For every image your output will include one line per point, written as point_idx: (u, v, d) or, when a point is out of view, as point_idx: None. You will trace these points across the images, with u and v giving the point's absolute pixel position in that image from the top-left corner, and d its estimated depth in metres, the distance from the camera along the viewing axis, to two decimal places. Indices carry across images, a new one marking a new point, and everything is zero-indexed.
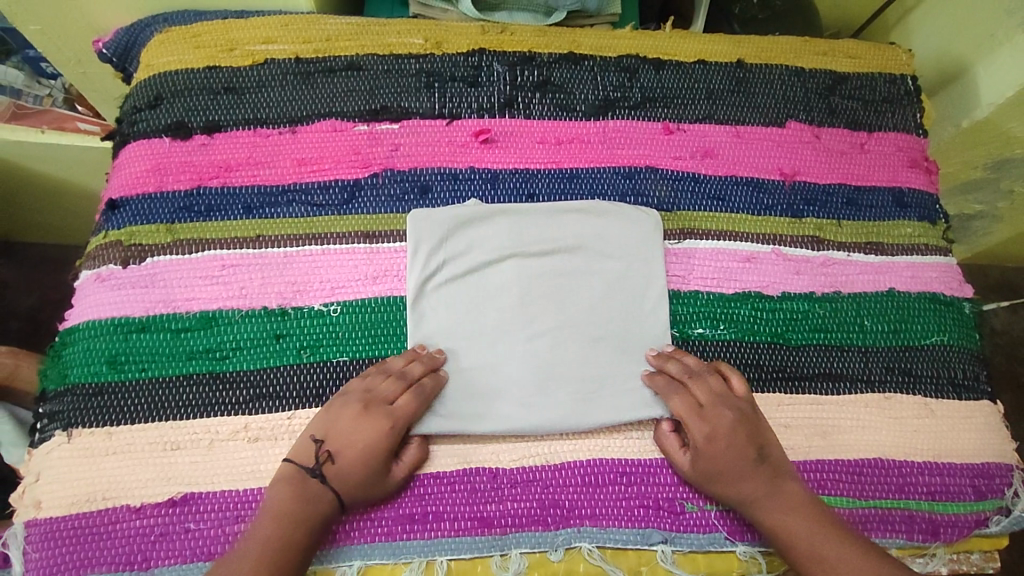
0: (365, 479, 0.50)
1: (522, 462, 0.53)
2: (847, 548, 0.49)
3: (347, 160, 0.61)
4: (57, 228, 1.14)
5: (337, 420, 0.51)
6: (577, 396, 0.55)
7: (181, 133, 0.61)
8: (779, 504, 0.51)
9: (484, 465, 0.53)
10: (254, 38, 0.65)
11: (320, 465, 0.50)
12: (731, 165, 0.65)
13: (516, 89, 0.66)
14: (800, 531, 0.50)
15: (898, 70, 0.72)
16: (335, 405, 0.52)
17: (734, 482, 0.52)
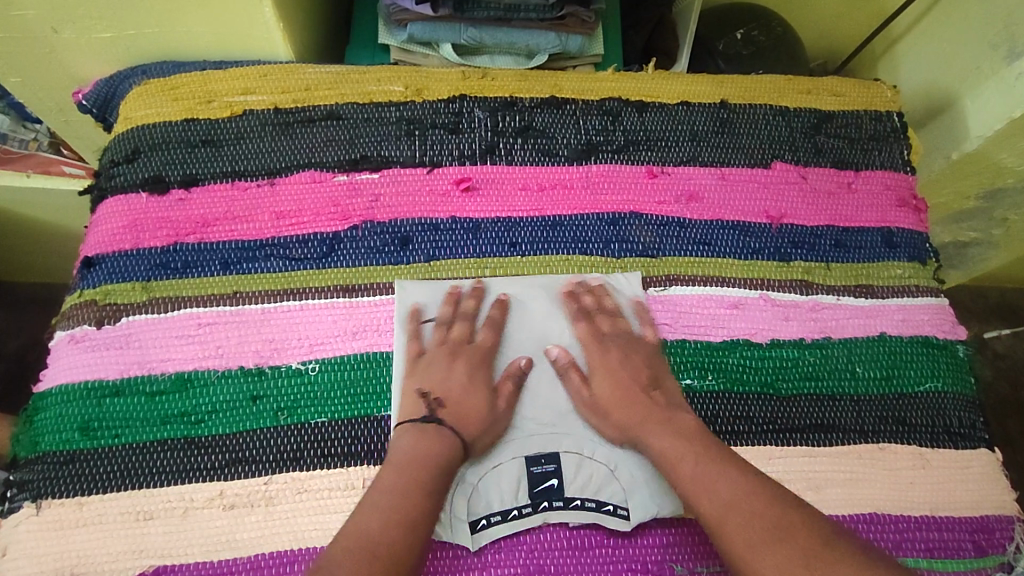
0: (478, 413, 0.53)
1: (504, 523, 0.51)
2: (730, 473, 0.48)
3: (326, 212, 0.61)
4: (44, 267, 1.13)
5: (434, 369, 0.54)
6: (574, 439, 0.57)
7: (158, 187, 0.61)
8: (664, 434, 0.51)
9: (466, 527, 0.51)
10: (233, 89, 0.64)
11: (432, 411, 0.52)
12: (717, 208, 0.65)
13: (498, 135, 0.65)
14: (679, 457, 0.50)
15: (884, 106, 0.71)
16: (420, 362, 0.55)
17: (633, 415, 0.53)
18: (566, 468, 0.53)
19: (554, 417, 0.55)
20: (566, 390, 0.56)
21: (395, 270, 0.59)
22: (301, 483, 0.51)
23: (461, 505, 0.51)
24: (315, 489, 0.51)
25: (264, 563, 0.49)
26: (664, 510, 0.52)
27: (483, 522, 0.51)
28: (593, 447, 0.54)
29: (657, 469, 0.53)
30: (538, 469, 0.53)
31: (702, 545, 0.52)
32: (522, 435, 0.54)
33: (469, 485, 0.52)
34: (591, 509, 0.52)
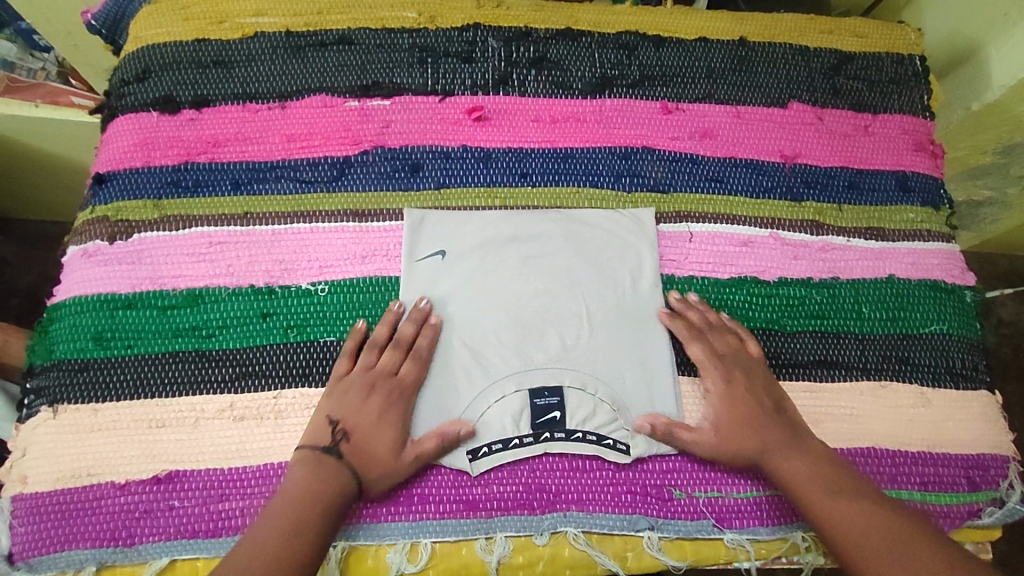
0: (377, 454, 0.50)
1: (505, 455, 0.52)
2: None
3: (337, 136, 0.60)
4: (54, 204, 1.14)
5: (350, 398, 0.51)
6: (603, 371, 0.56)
7: (169, 107, 0.60)
8: (795, 459, 0.51)
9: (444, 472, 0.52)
10: (245, 11, 0.64)
11: (335, 442, 0.49)
12: (730, 146, 0.64)
13: (511, 66, 0.64)
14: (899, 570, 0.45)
15: (907, 49, 0.69)
16: (339, 385, 0.52)
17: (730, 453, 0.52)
18: (571, 402, 0.53)
19: (560, 352, 0.54)
20: (572, 327, 0.56)
21: (405, 197, 0.59)
22: (309, 398, 0.52)
23: (461, 429, 0.52)
24: None
25: (273, 472, 0.50)
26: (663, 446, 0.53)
27: (484, 448, 0.52)
28: (596, 383, 0.54)
29: (659, 410, 0.54)
30: (541, 401, 0.53)
31: (703, 472, 0.53)
32: (526, 367, 0.54)
33: (473, 413, 0.52)
34: (592, 441, 0.53)
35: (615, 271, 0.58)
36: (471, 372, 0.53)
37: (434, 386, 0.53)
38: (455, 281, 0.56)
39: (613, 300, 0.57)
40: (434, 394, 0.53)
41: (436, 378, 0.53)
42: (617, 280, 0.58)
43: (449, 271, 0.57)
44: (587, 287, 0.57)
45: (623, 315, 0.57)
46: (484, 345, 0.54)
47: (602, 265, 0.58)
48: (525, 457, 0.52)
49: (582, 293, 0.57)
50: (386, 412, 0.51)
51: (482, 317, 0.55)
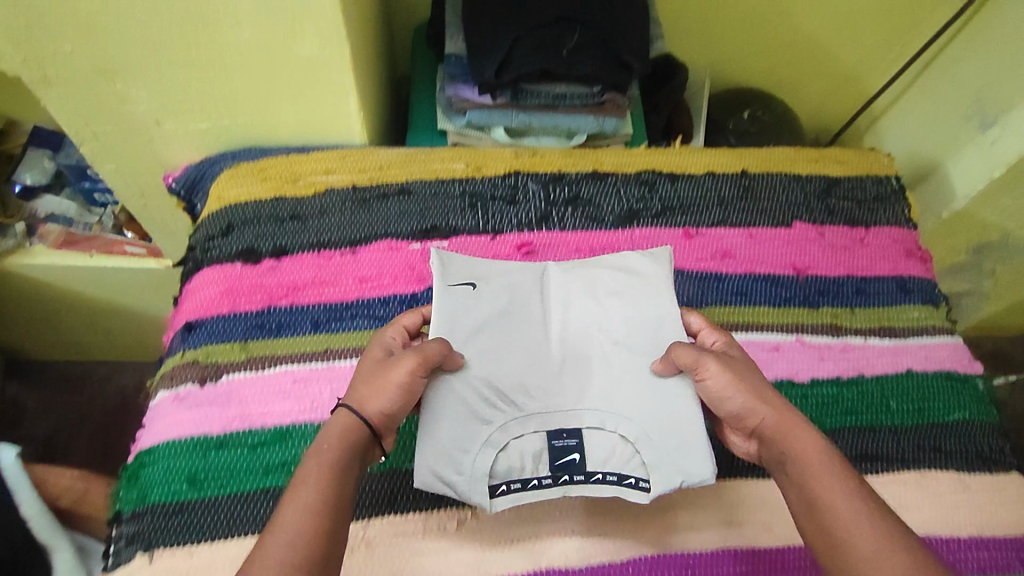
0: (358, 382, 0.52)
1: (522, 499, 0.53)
2: None
3: (404, 275, 0.68)
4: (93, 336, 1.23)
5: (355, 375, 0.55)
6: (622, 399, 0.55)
7: (251, 258, 0.67)
8: (807, 439, 0.49)
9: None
10: (316, 170, 0.72)
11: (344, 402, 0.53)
12: (748, 263, 0.72)
13: (550, 205, 0.73)
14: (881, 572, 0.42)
15: (882, 171, 0.81)
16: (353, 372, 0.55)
17: (753, 404, 0.51)
18: (588, 443, 0.54)
19: (579, 394, 0.56)
20: (589, 364, 0.57)
21: None
22: (395, 527, 0.55)
23: (482, 469, 0.52)
24: (407, 531, 0.55)
25: None
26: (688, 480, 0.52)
27: (502, 488, 0.53)
28: (616, 423, 0.54)
29: (681, 444, 0.53)
30: (559, 442, 0.54)
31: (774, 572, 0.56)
32: (544, 409, 0.55)
33: (494, 452, 0.52)
34: (613, 483, 0.53)
35: (627, 302, 0.60)
36: (489, 407, 0.54)
37: (456, 417, 0.53)
38: (479, 315, 0.57)
39: (633, 334, 0.58)
40: (454, 425, 0.53)
41: (458, 409, 0.53)
42: (633, 317, 0.59)
43: (477, 301, 0.58)
44: (606, 323, 0.59)
45: (643, 348, 0.57)
46: (503, 381, 0.55)
47: (620, 303, 0.60)
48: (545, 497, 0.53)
49: (596, 324, 0.59)
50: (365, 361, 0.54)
51: (507, 352, 0.56)
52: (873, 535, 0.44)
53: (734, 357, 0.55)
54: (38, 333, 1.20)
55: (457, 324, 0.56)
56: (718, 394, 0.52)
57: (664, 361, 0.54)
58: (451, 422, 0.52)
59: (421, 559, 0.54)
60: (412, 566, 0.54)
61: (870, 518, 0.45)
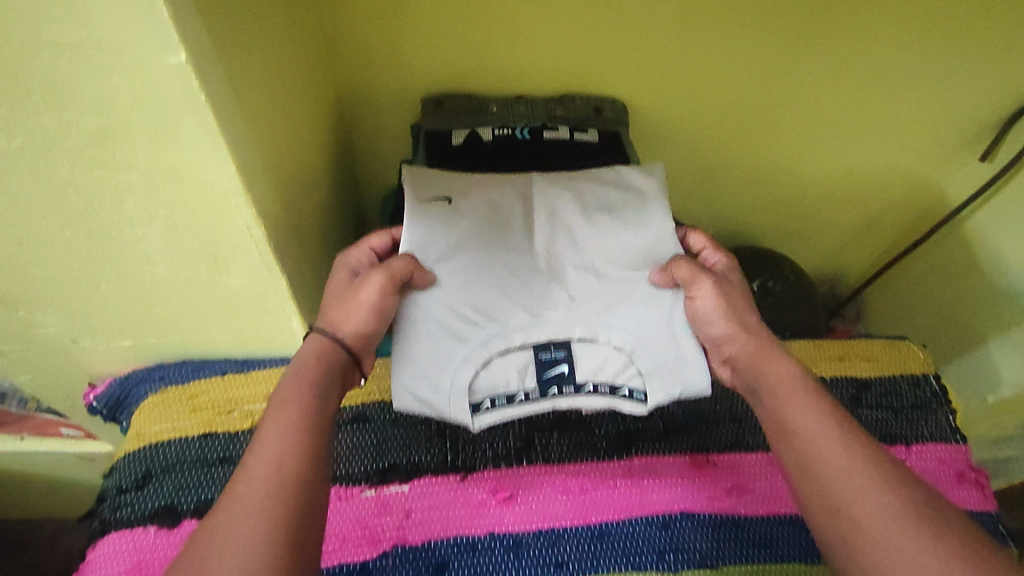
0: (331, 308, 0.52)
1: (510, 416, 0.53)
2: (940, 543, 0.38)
3: (353, 536, 0.56)
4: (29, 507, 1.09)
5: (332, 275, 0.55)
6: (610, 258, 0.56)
7: (168, 518, 0.55)
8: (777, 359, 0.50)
9: None
10: (254, 395, 0.63)
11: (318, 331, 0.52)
12: (770, 500, 0.61)
13: (532, 430, 0.63)
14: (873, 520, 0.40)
15: (918, 369, 0.71)
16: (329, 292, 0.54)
17: (734, 328, 0.52)
18: (578, 356, 0.54)
19: (569, 305, 0.55)
20: (576, 272, 0.56)
21: None
22: None
23: (462, 384, 0.51)
24: None
25: None
26: (683, 392, 0.53)
27: (487, 404, 0.53)
28: (608, 334, 0.54)
29: (679, 356, 0.53)
30: (547, 356, 0.53)
31: None
32: (534, 321, 0.54)
33: (478, 369, 0.52)
34: (603, 393, 0.53)
35: (620, 210, 0.58)
36: (470, 333, 0.52)
37: (432, 338, 0.52)
38: (459, 225, 0.55)
39: (628, 256, 0.56)
40: (428, 340, 0.52)
41: (433, 330, 0.52)
42: (638, 243, 0.56)
43: (454, 224, 0.55)
44: (600, 245, 0.56)
45: (634, 265, 0.56)
46: (486, 305, 0.53)
47: (615, 221, 0.57)
48: (534, 412, 0.54)
49: (575, 205, 0.58)
50: (336, 286, 0.54)
51: (491, 292, 0.53)
52: (859, 477, 0.42)
53: (730, 283, 0.54)
54: None
55: (432, 247, 0.54)
56: (700, 316, 0.53)
57: (655, 281, 0.55)
58: (430, 345, 0.52)
59: None
60: None
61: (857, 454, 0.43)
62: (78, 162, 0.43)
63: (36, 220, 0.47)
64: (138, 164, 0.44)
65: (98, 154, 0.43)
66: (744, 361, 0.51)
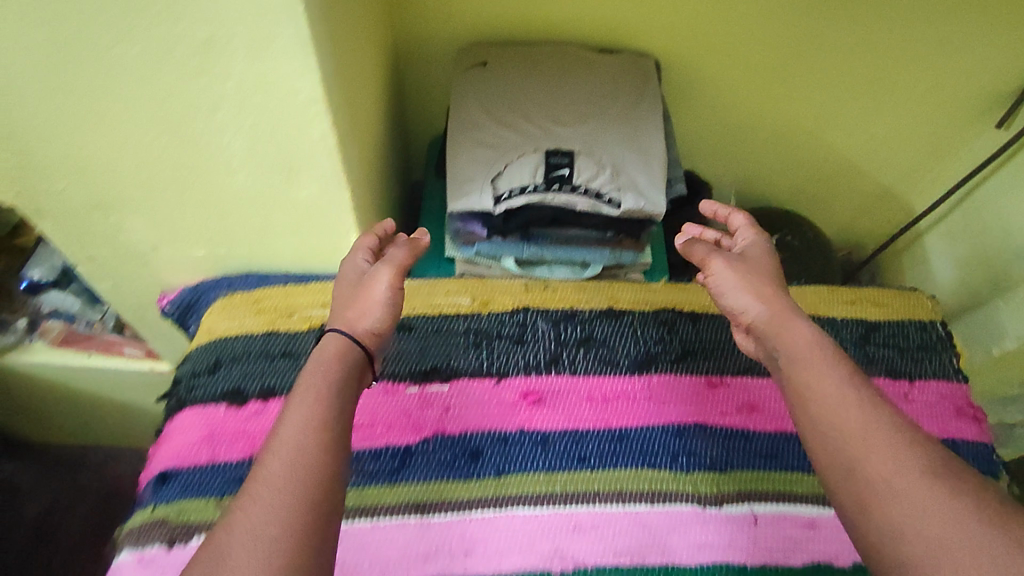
0: (348, 308, 0.53)
1: (514, 197, 0.64)
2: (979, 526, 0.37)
3: (399, 423, 0.63)
4: (97, 425, 1.22)
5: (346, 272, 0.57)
6: (605, 126, 0.69)
7: (237, 400, 0.63)
8: (799, 329, 0.50)
9: None
10: (313, 303, 0.69)
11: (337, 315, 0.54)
12: (779, 419, 0.66)
13: (561, 346, 0.69)
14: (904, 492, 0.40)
15: (927, 315, 0.75)
16: (351, 275, 0.56)
17: (750, 298, 0.53)
18: (579, 164, 0.65)
19: (572, 126, 0.68)
20: (579, 122, 0.69)
21: (469, 486, 0.60)
22: None
23: (489, 174, 0.66)
24: None
25: None
26: (653, 206, 0.65)
27: (505, 196, 0.65)
28: (599, 150, 0.67)
29: (649, 179, 0.67)
30: (555, 160, 0.66)
31: None
32: (543, 141, 0.67)
33: (500, 167, 0.66)
34: (591, 197, 0.65)
35: (623, 134, 0.69)
36: (491, 148, 0.67)
37: (468, 151, 0.68)
38: (491, 95, 0.70)
39: (625, 163, 0.67)
40: (461, 166, 0.68)
41: (470, 151, 0.68)
42: (631, 149, 0.68)
43: (491, 126, 0.68)
44: (603, 154, 0.67)
45: (634, 177, 0.67)
46: (508, 134, 0.68)
47: (617, 140, 0.68)
48: (545, 203, 0.64)
49: (583, 76, 0.72)
50: (354, 266, 0.57)
51: (513, 130, 0.68)
52: (886, 454, 0.42)
53: (754, 262, 0.56)
54: (43, 418, 1.19)
55: (472, 108, 0.70)
56: (723, 290, 0.55)
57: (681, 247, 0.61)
58: (465, 158, 0.68)
59: None
60: None
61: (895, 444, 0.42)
62: (181, 74, 0.49)
63: (140, 130, 0.54)
64: (233, 75, 0.49)
65: (201, 64, 0.48)
66: (761, 324, 0.52)
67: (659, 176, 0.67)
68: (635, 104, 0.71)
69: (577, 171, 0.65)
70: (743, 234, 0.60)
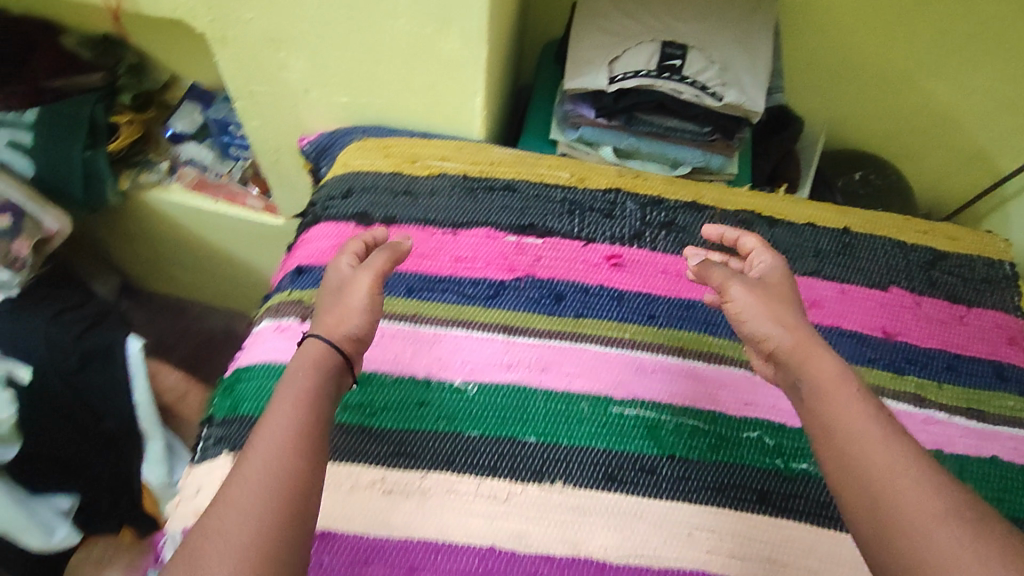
0: (329, 320, 0.55)
1: (631, 80, 0.74)
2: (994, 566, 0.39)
3: (496, 262, 0.72)
4: (203, 281, 1.37)
5: (342, 259, 0.60)
6: (720, 27, 0.77)
7: (364, 221, 0.74)
8: (825, 358, 0.50)
9: (591, 555, 0.55)
10: (433, 156, 0.79)
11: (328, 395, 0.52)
12: (837, 316, 0.71)
13: (645, 225, 0.76)
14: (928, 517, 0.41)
15: (996, 255, 0.79)
16: (336, 278, 0.59)
17: (771, 325, 0.52)
18: (689, 59, 0.75)
19: (689, 23, 0.77)
20: (697, 21, 0.77)
21: (552, 321, 0.68)
22: (451, 484, 0.58)
23: (608, 59, 0.76)
24: (462, 491, 0.58)
25: (413, 547, 0.55)
26: (752, 103, 0.75)
27: (619, 78, 0.75)
28: (710, 49, 0.76)
29: (752, 79, 0.75)
30: (669, 53, 0.75)
31: None
32: (661, 34, 0.76)
33: (619, 54, 0.76)
34: (697, 88, 0.74)
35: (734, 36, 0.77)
36: (614, 36, 0.77)
37: (592, 37, 0.78)
38: None
39: (732, 62, 0.76)
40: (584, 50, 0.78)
41: (593, 37, 0.78)
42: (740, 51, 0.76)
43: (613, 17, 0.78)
44: (713, 52, 0.76)
45: (738, 74, 0.75)
46: (630, 25, 0.77)
47: (728, 42, 0.76)
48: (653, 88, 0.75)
49: None
50: (340, 269, 0.60)
51: (634, 23, 0.77)
52: (907, 492, 0.43)
53: (776, 287, 0.56)
54: (162, 266, 1.35)
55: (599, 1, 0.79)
56: (744, 316, 0.54)
57: (697, 275, 0.60)
58: (589, 43, 0.78)
59: (470, 519, 0.56)
60: (459, 524, 0.56)
61: (897, 462, 0.44)
62: None
63: None
64: None
65: None
66: (784, 350, 0.51)
67: (761, 78, 0.75)
68: (749, 12, 0.79)
69: (688, 64, 0.74)
70: (761, 257, 0.59)
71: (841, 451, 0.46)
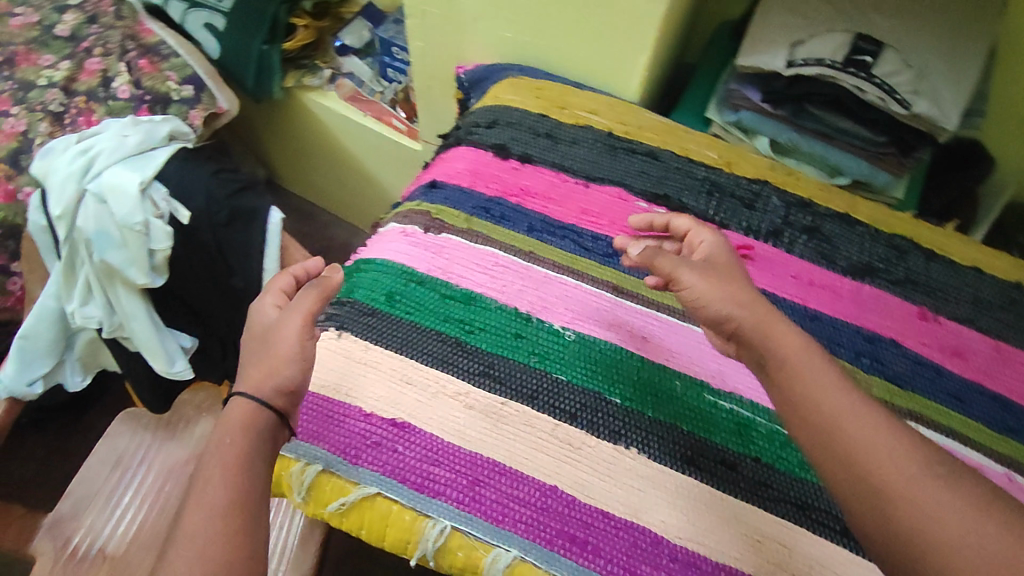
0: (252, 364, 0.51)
1: (812, 67, 0.70)
2: None
3: (621, 224, 0.71)
4: (333, 193, 1.45)
5: (266, 302, 0.56)
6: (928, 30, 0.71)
7: (502, 154, 0.75)
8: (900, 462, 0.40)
9: (650, 527, 0.54)
10: (584, 107, 0.79)
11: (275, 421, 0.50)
12: (980, 372, 0.64)
13: (786, 224, 0.71)
14: None
15: None
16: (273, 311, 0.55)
17: (731, 306, 0.50)
18: (883, 56, 0.69)
19: (893, 17, 0.71)
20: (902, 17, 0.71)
21: (664, 296, 0.67)
22: (531, 416, 0.58)
23: (790, 42, 0.72)
24: (539, 426, 0.58)
25: (482, 462, 0.56)
26: (942, 118, 0.69)
27: (796, 63, 0.71)
28: (909, 49, 0.70)
29: (948, 93, 0.69)
30: (862, 45, 0.70)
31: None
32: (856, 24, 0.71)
33: (802, 38, 0.72)
34: (884, 90, 0.69)
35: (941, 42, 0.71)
36: (801, 20, 0.73)
37: (777, 17, 0.74)
38: None
39: (931, 69, 0.70)
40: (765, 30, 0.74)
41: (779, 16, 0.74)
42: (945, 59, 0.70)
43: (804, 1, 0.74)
44: (912, 53, 0.70)
45: (935, 84, 0.69)
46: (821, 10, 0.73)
47: (932, 47, 0.70)
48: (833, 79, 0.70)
49: None
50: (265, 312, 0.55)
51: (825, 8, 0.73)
52: None
53: (712, 255, 0.57)
54: (305, 170, 1.44)
55: None
56: (699, 300, 0.52)
57: (641, 260, 0.56)
58: (772, 23, 0.74)
59: (539, 454, 0.57)
60: (527, 455, 0.56)
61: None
62: None
63: None
64: None
65: None
66: (747, 327, 0.50)
67: (961, 94, 0.69)
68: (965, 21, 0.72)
69: (881, 61, 0.69)
70: (699, 233, 0.59)
71: (903, 524, 0.39)
